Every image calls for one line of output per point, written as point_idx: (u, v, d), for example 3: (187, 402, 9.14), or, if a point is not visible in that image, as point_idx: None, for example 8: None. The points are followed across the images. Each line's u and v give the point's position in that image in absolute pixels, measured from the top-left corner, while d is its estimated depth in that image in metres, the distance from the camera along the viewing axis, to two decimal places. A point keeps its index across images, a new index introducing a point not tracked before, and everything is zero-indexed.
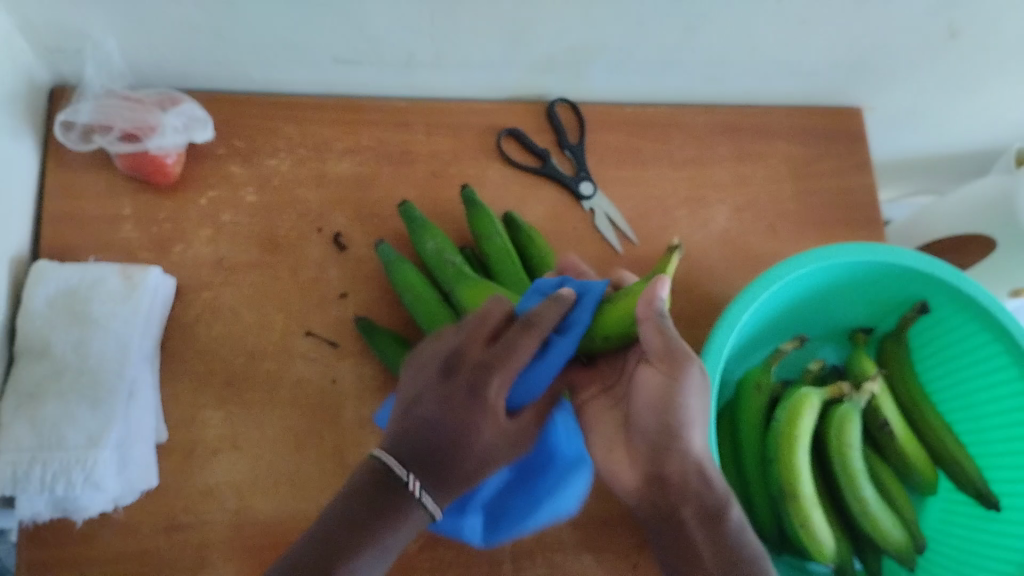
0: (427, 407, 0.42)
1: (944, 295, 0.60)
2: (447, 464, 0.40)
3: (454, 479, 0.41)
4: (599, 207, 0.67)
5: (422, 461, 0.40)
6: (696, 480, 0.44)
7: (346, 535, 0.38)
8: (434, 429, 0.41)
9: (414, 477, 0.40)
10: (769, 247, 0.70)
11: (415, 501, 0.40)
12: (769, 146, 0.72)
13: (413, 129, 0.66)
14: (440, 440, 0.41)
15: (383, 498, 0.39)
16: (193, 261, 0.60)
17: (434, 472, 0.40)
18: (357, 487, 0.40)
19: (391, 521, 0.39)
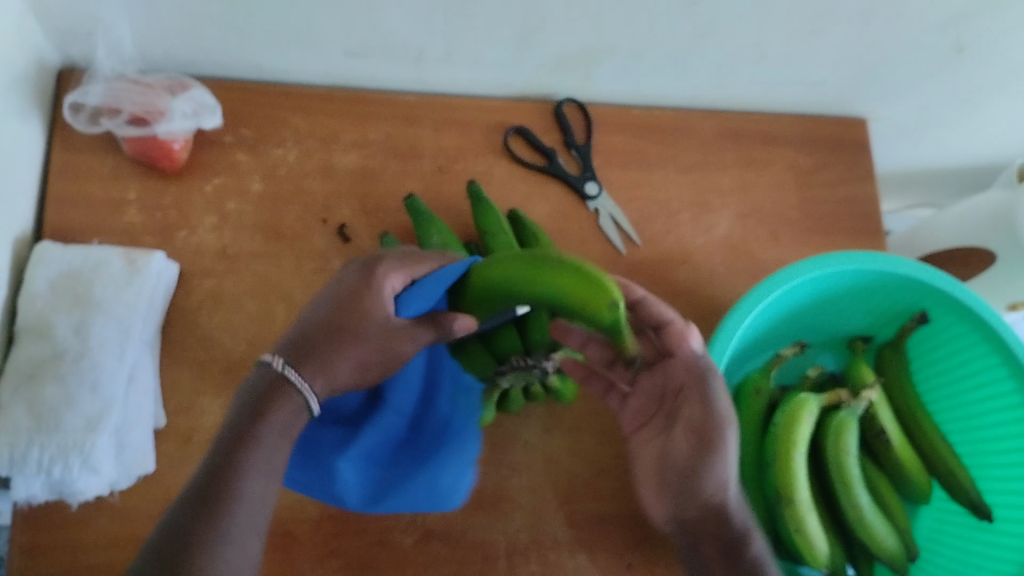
0: (305, 319, 0.46)
1: (944, 306, 0.60)
2: (315, 353, 0.44)
3: (323, 358, 0.44)
4: (604, 207, 0.67)
5: (295, 352, 0.44)
6: (719, 513, 0.48)
7: (231, 434, 0.41)
8: (309, 327, 0.45)
9: (289, 365, 0.43)
10: (770, 253, 0.70)
11: (286, 387, 0.43)
12: (774, 154, 0.72)
13: (421, 124, 0.67)
14: (317, 331, 0.45)
15: (256, 394, 0.42)
16: (196, 248, 0.60)
17: (304, 357, 0.44)
18: (238, 397, 0.43)
19: (270, 409, 0.42)
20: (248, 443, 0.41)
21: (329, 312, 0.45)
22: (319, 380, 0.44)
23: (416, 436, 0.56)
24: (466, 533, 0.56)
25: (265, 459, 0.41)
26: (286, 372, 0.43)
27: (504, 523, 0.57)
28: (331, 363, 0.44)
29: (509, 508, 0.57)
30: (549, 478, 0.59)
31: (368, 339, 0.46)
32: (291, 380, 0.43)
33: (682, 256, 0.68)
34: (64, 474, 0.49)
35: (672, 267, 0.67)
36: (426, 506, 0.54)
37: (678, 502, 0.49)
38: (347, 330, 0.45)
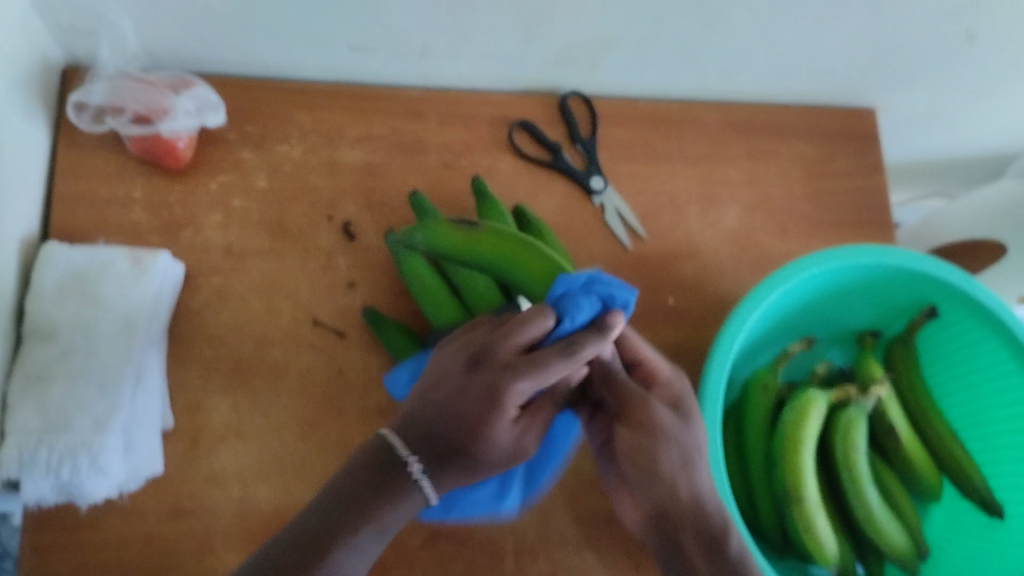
0: (432, 403, 0.42)
1: (954, 301, 0.60)
2: (455, 460, 0.41)
3: (453, 479, 0.41)
4: (610, 202, 0.66)
5: (425, 443, 0.41)
6: (688, 507, 0.47)
7: (345, 509, 0.39)
8: (441, 425, 0.41)
9: (417, 462, 0.40)
10: (779, 246, 0.69)
11: (414, 483, 0.40)
12: (782, 146, 0.72)
13: (425, 119, 0.66)
14: (456, 436, 0.41)
15: (383, 474, 0.40)
16: (201, 246, 0.60)
17: (440, 466, 0.41)
18: (356, 464, 0.41)
19: (396, 494, 0.40)
20: (362, 519, 0.39)
21: (462, 418, 0.41)
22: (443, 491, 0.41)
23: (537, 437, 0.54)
24: (474, 531, 0.56)
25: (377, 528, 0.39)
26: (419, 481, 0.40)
27: (512, 521, 0.57)
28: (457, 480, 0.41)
29: (517, 507, 0.57)
30: (556, 475, 0.59)
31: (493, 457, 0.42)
32: (424, 489, 0.41)
33: (689, 250, 0.67)
34: (74, 474, 0.49)
35: (678, 262, 0.67)
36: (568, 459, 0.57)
37: (650, 498, 0.48)
38: (475, 448, 0.41)
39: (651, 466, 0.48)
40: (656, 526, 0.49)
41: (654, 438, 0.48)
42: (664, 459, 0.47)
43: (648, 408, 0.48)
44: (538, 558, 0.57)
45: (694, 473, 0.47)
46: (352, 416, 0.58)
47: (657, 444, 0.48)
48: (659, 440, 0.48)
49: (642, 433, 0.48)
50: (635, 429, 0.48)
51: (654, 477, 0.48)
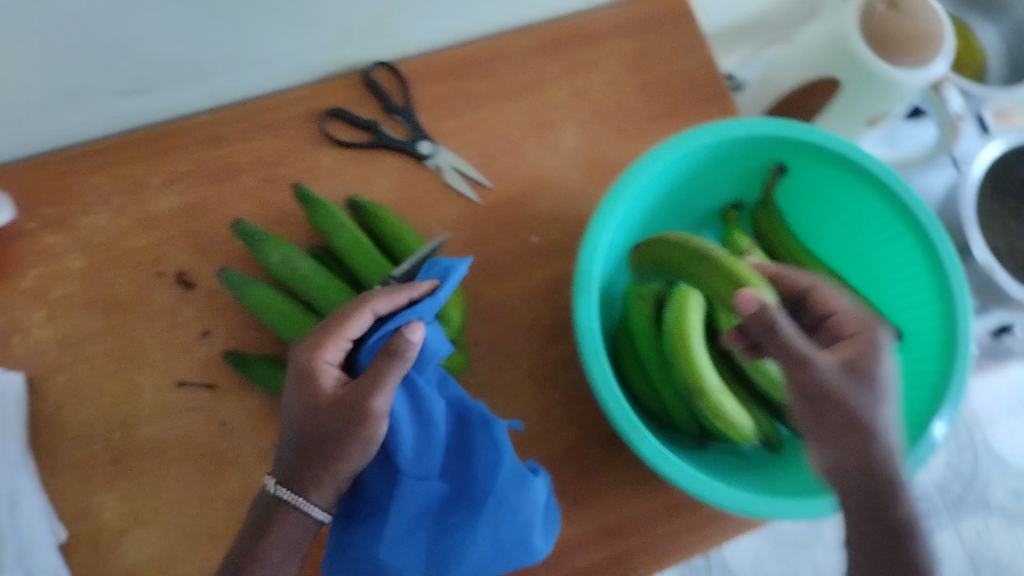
0: (294, 416, 0.47)
1: (794, 152, 0.60)
2: (306, 450, 0.46)
3: (322, 479, 0.46)
4: (444, 161, 0.64)
5: (284, 464, 0.47)
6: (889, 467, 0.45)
7: (246, 548, 0.46)
8: (294, 439, 0.47)
9: (276, 482, 0.47)
10: (628, 149, 0.67)
11: (281, 501, 0.46)
12: (602, 48, 0.68)
13: (228, 140, 0.62)
14: (296, 437, 0.47)
15: (263, 513, 0.46)
16: (36, 347, 0.57)
17: (298, 473, 0.46)
18: (253, 509, 0.47)
19: (274, 524, 0.46)
20: (256, 557, 0.45)
21: (320, 423, 0.46)
22: (326, 492, 0.47)
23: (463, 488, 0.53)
24: None
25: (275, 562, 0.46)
26: (295, 502, 0.46)
27: None
28: (335, 464, 0.46)
29: None
30: None
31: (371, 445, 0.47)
32: (290, 502, 0.46)
33: (538, 184, 0.65)
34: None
35: (531, 199, 0.65)
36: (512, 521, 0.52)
37: (840, 451, 0.47)
38: (309, 429, 0.46)
39: (848, 416, 0.47)
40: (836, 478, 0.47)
41: (859, 377, 0.48)
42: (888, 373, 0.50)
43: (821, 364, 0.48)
44: None
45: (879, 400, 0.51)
46: (249, 465, 0.56)
47: (877, 370, 0.49)
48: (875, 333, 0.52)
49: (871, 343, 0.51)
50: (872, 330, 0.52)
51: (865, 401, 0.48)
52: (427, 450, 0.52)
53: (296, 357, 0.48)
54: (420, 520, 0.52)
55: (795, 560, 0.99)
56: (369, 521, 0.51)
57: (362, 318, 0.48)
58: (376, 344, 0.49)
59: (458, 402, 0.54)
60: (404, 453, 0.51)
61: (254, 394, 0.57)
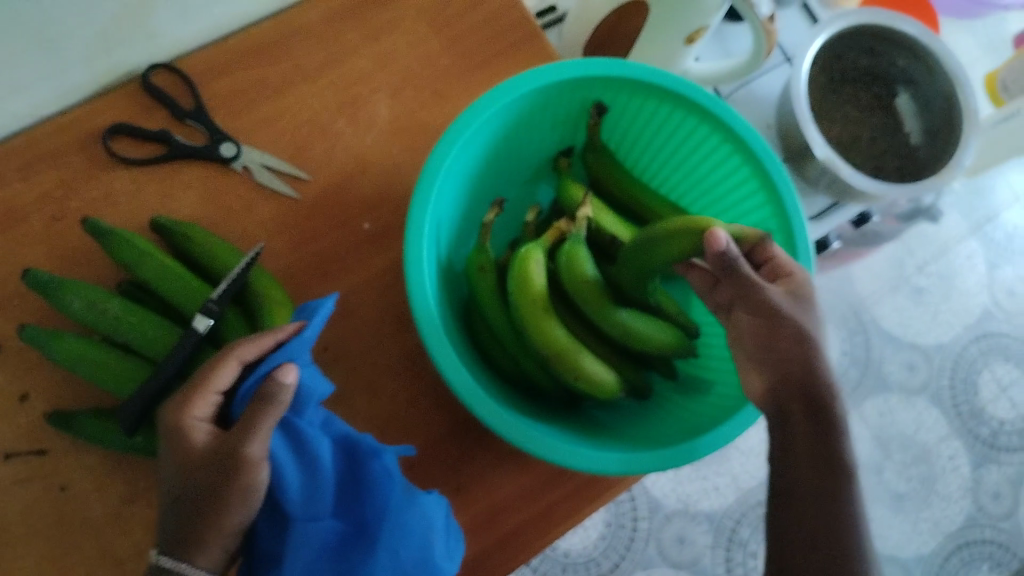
0: (172, 477, 0.44)
1: (610, 88, 0.57)
2: (188, 509, 0.43)
3: (208, 538, 0.43)
4: (251, 160, 0.59)
5: (169, 532, 0.43)
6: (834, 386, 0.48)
7: None
8: (174, 498, 0.43)
9: (163, 551, 0.43)
10: (447, 111, 0.63)
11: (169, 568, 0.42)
12: (401, 5, 0.63)
13: (5, 181, 0.56)
14: (178, 497, 0.43)
15: None
16: None
17: (181, 535, 0.43)
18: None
19: None
20: None
21: (196, 480, 0.43)
22: (214, 553, 0.43)
23: (361, 521, 0.51)
24: None
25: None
26: (179, 569, 0.42)
27: None
28: (217, 520, 0.43)
29: None
30: None
31: (256, 495, 0.44)
32: (174, 569, 0.42)
33: (359, 166, 0.61)
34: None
35: (355, 183, 0.61)
36: (416, 539, 0.50)
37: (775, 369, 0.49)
38: (190, 485, 0.43)
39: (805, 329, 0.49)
40: (779, 390, 0.48)
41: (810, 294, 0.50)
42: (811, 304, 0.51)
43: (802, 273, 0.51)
44: None
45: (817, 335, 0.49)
46: (103, 523, 0.53)
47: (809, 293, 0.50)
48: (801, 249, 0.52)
49: (799, 280, 0.50)
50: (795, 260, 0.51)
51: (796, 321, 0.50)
52: (314, 490, 0.50)
53: (165, 416, 0.45)
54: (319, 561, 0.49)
55: (713, 474, 1.04)
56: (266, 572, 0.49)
57: (229, 369, 0.45)
58: (249, 391, 0.46)
59: (346, 436, 0.52)
60: (289, 498, 0.49)
61: (90, 450, 0.53)
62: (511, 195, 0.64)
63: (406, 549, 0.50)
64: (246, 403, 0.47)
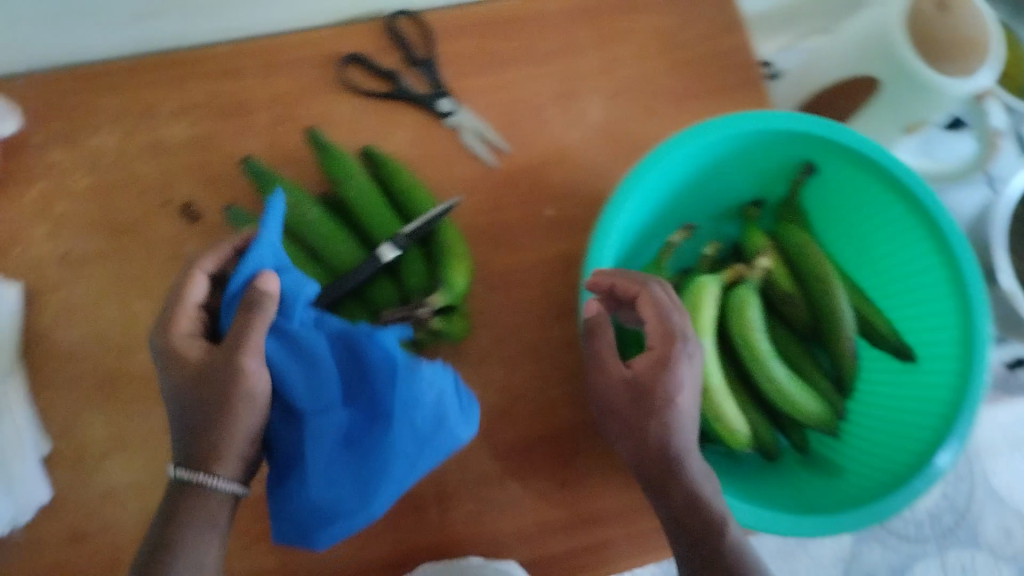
0: (173, 395, 0.42)
1: (826, 151, 0.57)
2: (202, 415, 0.41)
3: (225, 446, 0.41)
4: (465, 122, 0.62)
5: (185, 447, 0.41)
6: (658, 425, 0.46)
7: (160, 532, 0.40)
8: (180, 421, 0.42)
9: (181, 467, 0.41)
10: (655, 130, 0.64)
11: (196, 483, 0.41)
12: (638, 20, 0.65)
13: (245, 75, 0.60)
14: (189, 408, 0.42)
15: (172, 504, 0.41)
16: (36, 262, 0.56)
17: (199, 442, 0.41)
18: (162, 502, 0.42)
19: (184, 509, 0.41)
20: (170, 550, 0.40)
21: (200, 387, 0.41)
22: (231, 462, 0.42)
23: (372, 403, 0.48)
24: None
25: (199, 542, 0.41)
26: (197, 479, 0.41)
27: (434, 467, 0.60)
28: (230, 428, 0.41)
29: None
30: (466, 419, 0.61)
31: (260, 400, 0.42)
32: (203, 477, 0.41)
33: (559, 155, 0.63)
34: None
35: (549, 170, 0.63)
36: (422, 406, 0.48)
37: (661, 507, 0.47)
38: (200, 389, 0.41)
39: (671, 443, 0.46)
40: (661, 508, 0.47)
41: (664, 412, 0.46)
42: (678, 416, 0.46)
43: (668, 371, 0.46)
44: (465, 499, 0.60)
45: (690, 467, 0.47)
46: None
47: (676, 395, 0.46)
48: (681, 361, 0.46)
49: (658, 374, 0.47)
50: (663, 377, 0.46)
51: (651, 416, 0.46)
52: (321, 387, 0.47)
53: (153, 344, 0.44)
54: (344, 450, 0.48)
55: None
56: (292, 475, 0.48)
57: (200, 282, 0.46)
58: (236, 295, 0.45)
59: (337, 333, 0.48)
60: (295, 398, 0.47)
61: None
62: (703, 223, 0.64)
63: (418, 418, 0.48)
64: (235, 309, 0.45)
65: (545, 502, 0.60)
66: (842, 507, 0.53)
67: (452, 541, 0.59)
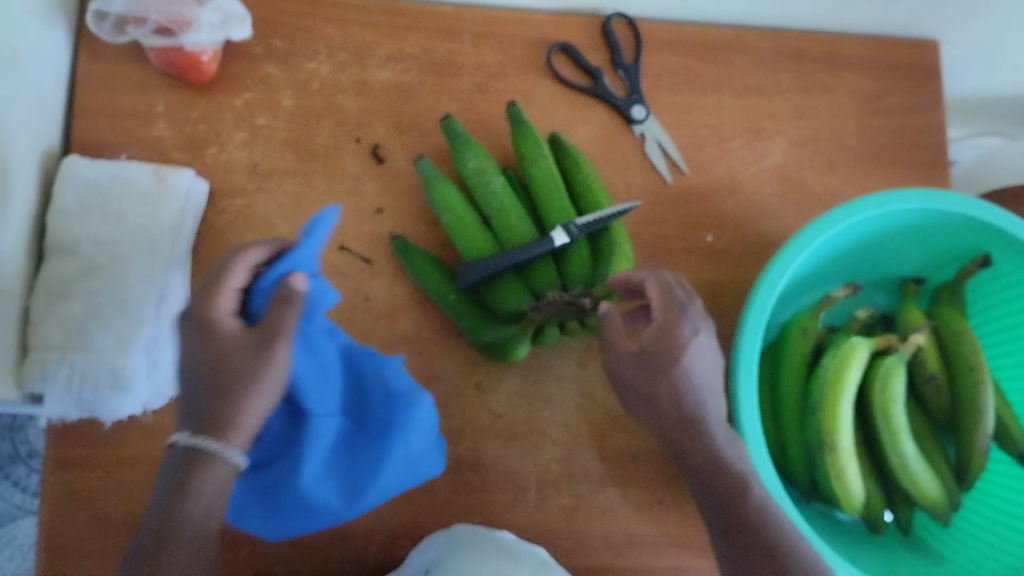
0: (189, 362, 0.41)
1: (1008, 248, 0.58)
2: (220, 388, 0.40)
3: (233, 419, 0.39)
4: (650, 132, 0.62)
5: (197, 418, 0.40)
6: (677, 386, 0.47)
7: (169, 496, 0.39)
8: (190, 387, 0.41)
9: (194, 433, 0.39)
10: (829, 185, 0.64)
11: (212, 448, 0.39)
12: (838, 76, 0.66)
13: (459, 38, 0.62)
14: (207, 379, 0.40)
15: (180, 467, 0.39)
16: (226, 164, 0.58)
17: (216, 411, 0.39)
18: (167, 466, 0.40)
19: (196, 471, 0.39)
20: (184, 509, 0.38)
21: (216, 361, 0.40)
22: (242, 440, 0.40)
23: (368, 419, 0.50)
24: (499, 464, 0.58)
25: (210, 497, 0.39)
26: (208, 447, 0.39)
27: (536, 454, 0.58)
28: (243, 403, 0.40)
29: (542, 442, 0.59)
30: (582, 414, 0.60)
31: (271, 386, 0.41)
32: (217, 449, 0.39)
33: (732, 186, 0.63)
34: (81, 389, 0.51)
35: (720, 198, 0.63)
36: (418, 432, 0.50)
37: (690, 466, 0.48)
38: (227, 364, 0.40)
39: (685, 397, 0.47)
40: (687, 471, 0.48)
41: (673, 362, 0.47)
42: (686, 375, 0.47)
43: (670, 328, 0.47)
44: (562, 492, 0.58)
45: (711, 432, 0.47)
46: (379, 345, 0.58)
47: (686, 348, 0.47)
48: (683, 327, 0.47)
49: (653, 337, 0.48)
50: (668, 341, 0.47)
51: (658, 379, 0.47)
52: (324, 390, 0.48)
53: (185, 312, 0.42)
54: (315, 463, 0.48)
55: None
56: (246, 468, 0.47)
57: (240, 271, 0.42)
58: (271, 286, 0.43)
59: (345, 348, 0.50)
60: (305, 398, 0.47)
61: (405, 283, 0.59)
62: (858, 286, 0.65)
63: (413, 442, 0.50)
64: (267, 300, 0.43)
65: (640, 518, 0.59)
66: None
67: (540, 532, 0.57)
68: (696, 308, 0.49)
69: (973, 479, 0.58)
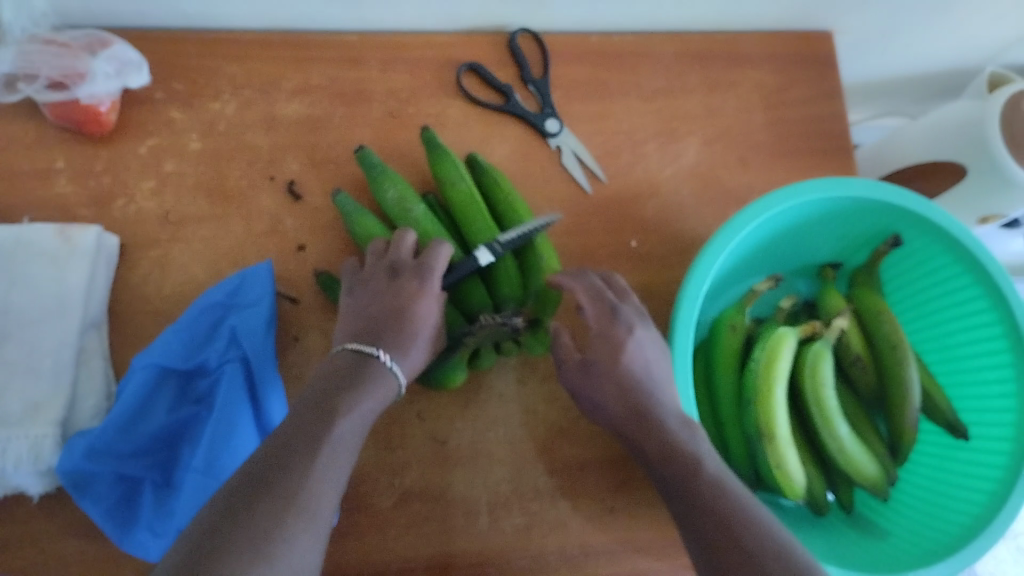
0: (364, 296, 0.50)
1: (915, 227, 0.60)
2: (391, 330, 0.48)
3: (406, 346, 0.48)
4: (566, 144, 0.63)
5: (373, 334, 0.47)
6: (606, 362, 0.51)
7: (325, 401, 0.43)
8: (372, 316, 0.48)
9: (383, 351, 0.46)
10: (743, 180, 0.66)
11: (387, 367, 0.46)
12: (741, 73, 0.68)
13: (366, 66, 0.62)
14: (378, 316, 0.48)
15: (351, 374, 0.45)
16: (136, 216, 0.56)
17: (389, 340, 0.47)
18: (325, 377, 0.45)
19: (367, 381, 0.44)
20: (339, 412, 0.42)
21: (382, 305, 0.49)
22: (390, 383, 0.46)
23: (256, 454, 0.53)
24: (448, 490, 0.58)
25: (342, 450, 0.41)
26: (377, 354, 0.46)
27: (486, 476, 0.58)
28: (409, 344, 0.48)
29: (488, 464, 0.59)
30: (527, 430, 0.60)
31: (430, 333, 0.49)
32: (387, 363, 0.46)
33: (651, 190, 0.64)
34: (1, 466, 0.48)
35: (641, 202, 0.64)
36: None
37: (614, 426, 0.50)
38: (403, 307, 0.48)
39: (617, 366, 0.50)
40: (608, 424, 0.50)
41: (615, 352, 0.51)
42: (630, 370, 0.50)
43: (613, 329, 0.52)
44: (514, 512, 0.58)
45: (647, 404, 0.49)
46: None
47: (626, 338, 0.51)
48: (617, 328, 0.52)
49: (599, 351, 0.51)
50: (603, 343, 0.51)
51: (597, 379, 0.50)
52: (226, 418, 0.51)
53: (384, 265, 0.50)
54: (203, 474, 0.50)
55: None
56: (137, 471, 0.51)
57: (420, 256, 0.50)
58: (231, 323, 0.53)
59: (245, 358, 0.53)
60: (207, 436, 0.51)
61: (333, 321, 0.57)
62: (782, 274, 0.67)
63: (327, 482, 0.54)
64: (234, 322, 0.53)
65: (594, 528, 0.58)
66: (895, 567, 0.54)
67: (499, 554, 0.57)
68: (630, 308, 0.53)
69: (907, 452, 0.60)
